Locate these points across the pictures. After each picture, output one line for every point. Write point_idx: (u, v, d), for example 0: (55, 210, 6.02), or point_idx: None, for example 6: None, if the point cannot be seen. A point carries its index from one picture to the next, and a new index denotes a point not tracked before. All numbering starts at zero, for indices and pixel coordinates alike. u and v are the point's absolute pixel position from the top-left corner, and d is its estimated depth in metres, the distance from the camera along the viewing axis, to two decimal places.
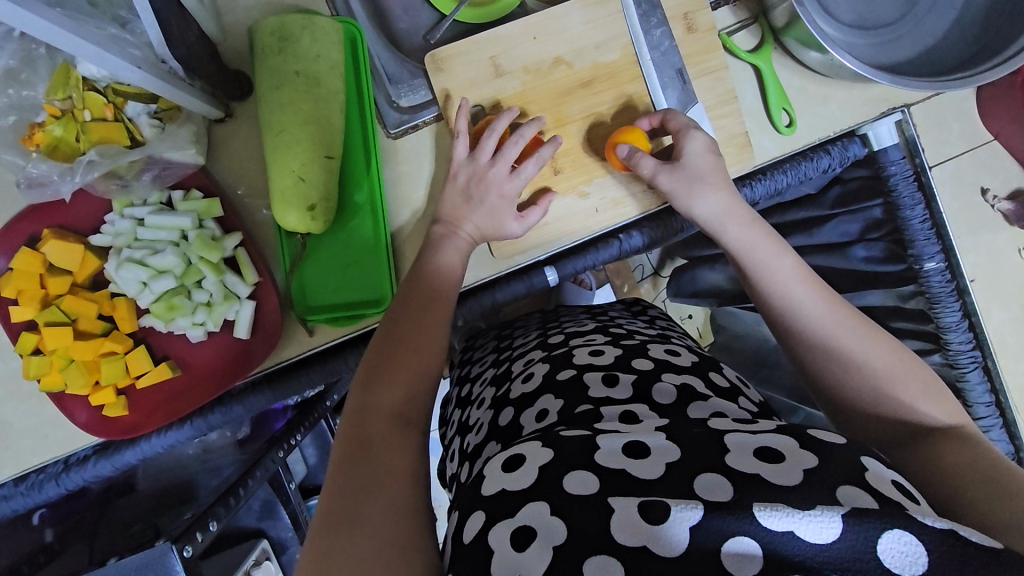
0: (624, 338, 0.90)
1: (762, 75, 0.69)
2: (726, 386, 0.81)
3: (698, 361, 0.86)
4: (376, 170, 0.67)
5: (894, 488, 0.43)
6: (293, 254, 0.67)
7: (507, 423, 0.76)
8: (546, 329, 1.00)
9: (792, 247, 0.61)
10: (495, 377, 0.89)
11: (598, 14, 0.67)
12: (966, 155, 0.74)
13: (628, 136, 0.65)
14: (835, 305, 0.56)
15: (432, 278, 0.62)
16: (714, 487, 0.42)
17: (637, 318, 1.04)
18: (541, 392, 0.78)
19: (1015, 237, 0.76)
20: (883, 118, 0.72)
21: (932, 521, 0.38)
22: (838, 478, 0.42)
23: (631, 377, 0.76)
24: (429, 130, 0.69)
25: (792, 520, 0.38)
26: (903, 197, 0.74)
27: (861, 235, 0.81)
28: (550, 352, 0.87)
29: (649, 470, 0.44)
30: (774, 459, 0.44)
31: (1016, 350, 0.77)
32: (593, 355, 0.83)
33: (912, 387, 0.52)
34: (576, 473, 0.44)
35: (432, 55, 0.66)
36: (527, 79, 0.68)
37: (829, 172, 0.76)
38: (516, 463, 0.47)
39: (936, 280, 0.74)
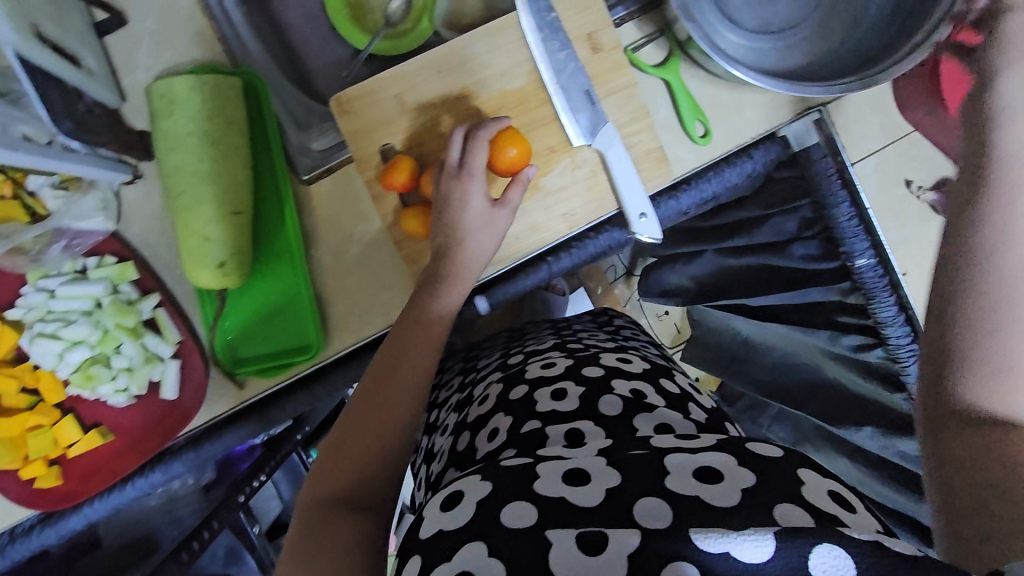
0: (578, 352, 0.89)
1: (671, 88, 0.69)
2: (677, 394, 0.81)
3: (648, 367, 0.85)
4: (291, 217, 0.67)
5: (831, 500, 0.45)
6: (214, 309, 0.66)
7: (464, 448, 0.75)
8: (509, 348, 0.99)
9: None
10: (457, 401, 0.88)
11: (500, 42, 0.67)
12: (888, 149, 0.74)
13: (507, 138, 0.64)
14: None
15: (413, 322, 0.62)
16: (656, 513, 0.42)
17: (600, 330, 1.02)
18: (494, 413, 0.77)
19: (946, 227, 0.74)
20: (801, 118, 0.71)
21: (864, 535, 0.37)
22: (774, 497, 0.43)
23: (579, 389, 0.76)
24: (343, 172, 0.68)
25: (725, 542, 0.38)
26: (828, 195, 0.74)
27: (797, 233, 0.83)
28: (506, 372, 0.87)
29: (589, 498, 0.44)
30: (712, 480, 0.44)
31: None
32: (543, 369, 0.83)
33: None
34: (515, 503, 0.44)
35: (337, 98, 0.66)
36: (434, 113, 0.67)
37: (756, 173, 0.76)
38: (453, 499, 0.46)
39: (869, 275, 0.75)
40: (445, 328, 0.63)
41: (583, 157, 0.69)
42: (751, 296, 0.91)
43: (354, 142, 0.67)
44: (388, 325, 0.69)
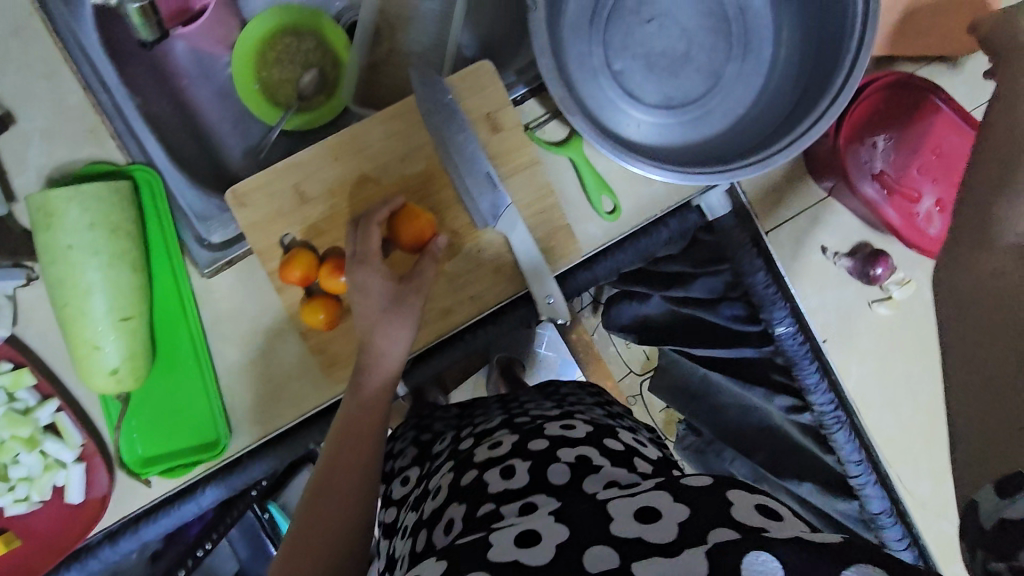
0: (525, 424, 0.79)
1: (576, 164, 0.68)
2: (623, 449, 0.72)
3: (590, 429, 0.75)
4: (192, 312, 0.66)
5: (760, 512, 0.43)
6: (115, 412, 0.65)
7: (420, 549, 0.65)
8: (459, 428, 0.87)
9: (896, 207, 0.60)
10: (409, 497, 0.77)
11: (398, 126, 0.66)
12: (802, 216, 0.72)
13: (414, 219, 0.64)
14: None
15: (360, 402, 0.62)
16: (602, 561, 0.41)
17: (546, 395, 0.93)
18: (448, 504, 0.68)
19: (863, 291, 0.73)
20: (710, 188, 0.70)
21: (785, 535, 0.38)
22: (709, 522, 0.41)
23: (527, 462, 0.68)
24: (244, 264, 0.67)
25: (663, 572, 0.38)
26: (743, 264, 0.72)
27: (725, 292, 0.82)
28: (455, 457, 0.77)
29: (536, 556, 0.43)
30: (651, 517, 0.43)
31: (881, 403, 0.76)
32: (491, 450, 0.73)
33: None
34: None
35: (231, 191, 0.65)
36: (334, 202, 0.66)
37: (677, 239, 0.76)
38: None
39: (789, 342, 0.73)
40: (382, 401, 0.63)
41: (486, 237, 0.68)
42: (692, 345, 0.89)
43: (253, 235, 0.66)
44: (296, 416, 0.68)
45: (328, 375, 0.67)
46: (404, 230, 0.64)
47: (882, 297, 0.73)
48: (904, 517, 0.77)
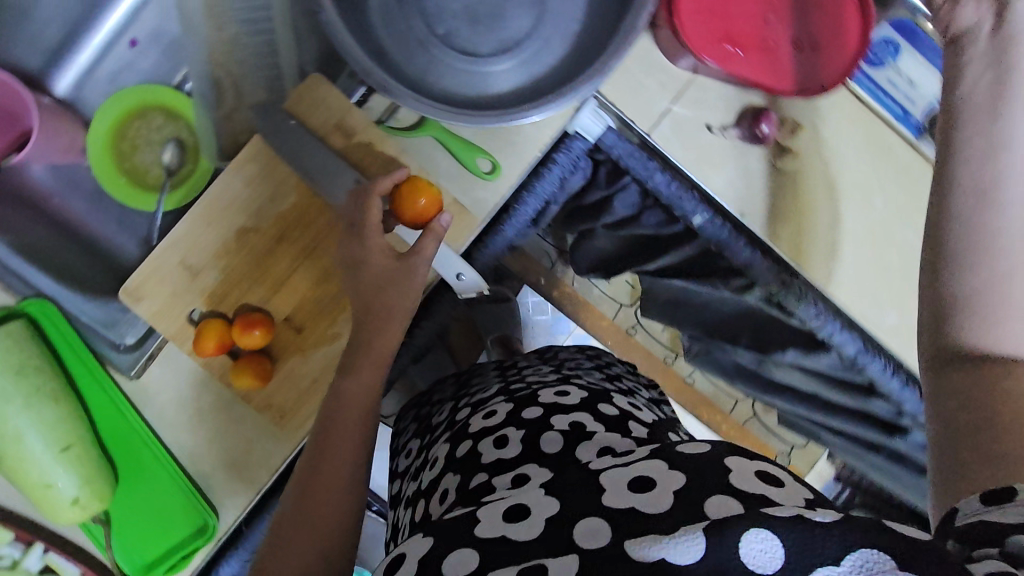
0: (520, 390, 0.77)
1: (439, 140, 0.68)
2: (617, 414, 0.71)
3: (586, 394, 0.73)
4: (135, 416, 0.66)
5: (759, 478, 0.43)
6: (100, 533, 0.66)
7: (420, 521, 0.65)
8: (457, 396, 0.84)
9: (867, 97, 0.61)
10: (410, 467, 0.77)
11: (255, 169, 0.66)
12: (678, 103, 0.71)
13: (419, 187, 0.63)
14: None
15: (320, 445, 0.58)
16: (595, 532, 0.41)
17: (539, 359, 0.92)
18: (442, 475, 0.67)
19: (765, 154, 0.72)
20: (579, 113, 0.70)
21: (784, 512, 0.34)
22: (705, 489, 0.42)
23: (520, 431, 0.66)
24: (164, 353, 0.67)
25: (658, 549, 0.36)
26: (640, 171, 0.73)
27: (643, 203, 0.84)
28: (451, 429, 0.75)
29: (526, 532, 0.44)
30: (646, 487, 0.43)
31: (822, 253, 0.73)
32: (485, 419, 0.72)
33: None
34: (457, 552, 0.44)
35: (124, 291, 0.65)
36: (224, 263, 0.66)
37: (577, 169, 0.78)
38: (398, 561, 0.47)
39: (709, 227, 0.74)
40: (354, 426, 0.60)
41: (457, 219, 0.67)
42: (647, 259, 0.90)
43: (160, 322, 0.66)
44: (271, 475, 0.68)
45: (283, 426, 0.67)
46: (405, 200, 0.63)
47: (783, 153, 0.71)
48: (886, 353, 0.75)
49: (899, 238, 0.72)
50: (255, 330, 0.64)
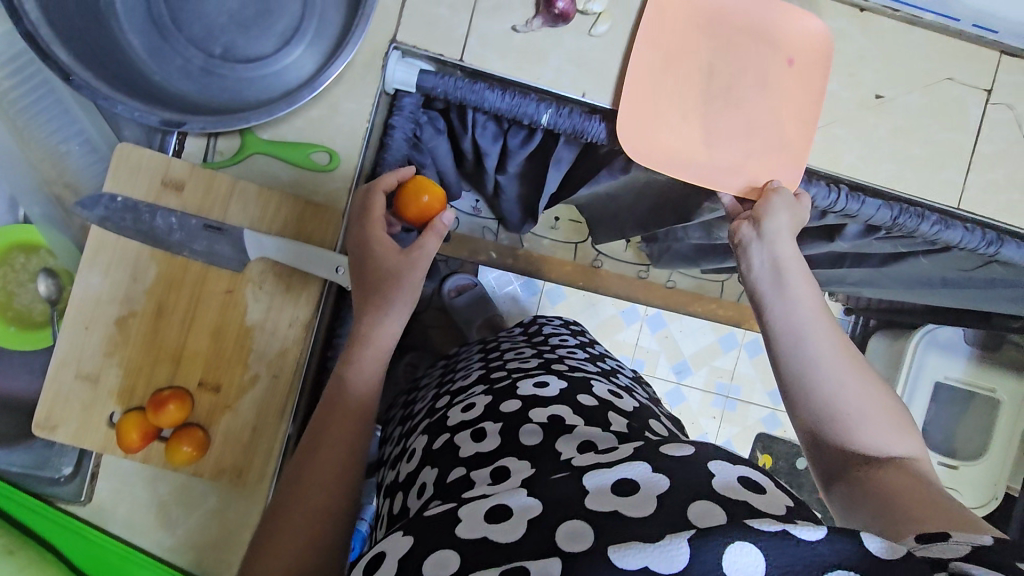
0: (500, 381, 0.76)
1: (265, 152, 0.67)
2: (597, 404, 0.69)
3: (566, 386, 0.72)
4: (103, 536, 0.66)
5: (743, 486, 0.45)
6: None
7: (397, 511, 0.65)
8: (437, 396, 0.86)
9: (751, 130, 0.73)
10: (392, 460, 0.78)
11: (105, 258, 0.65)
12: (475, 20, 0.70)
13: (428, 187, 0.67)
14: (838, 343, 0.58)
15: (298, 494, 0.55)
16: (578, 535, 0.41)
17: (526, 344, 0.94)
18: (419, 470, 0.67)
19: (578, 29, 0.70)
20: (386, 68, 0.69)
21: (768, 525, 0.35)
22: (690, 495, 0.43)
23: (499, 423, 0.65)
24: (103, 468, 0.66)
25: (644, 556, 0.37)
26: (469, 97, 0.70)
27: (503, 129, 0.81)
28: (430, 422, 0.76)
29: (509, 534, 0.44)
30: (627, 492, 0.44)
31: (672, 96, 0.71)
32: (464, 412, 0.71)
33: (887, 432, 0.54)
34: (437, 552, 0.44)
35: (35, 423, 0.63)
36: (119, 357, 0.65)
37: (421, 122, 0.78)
38: (379, 559, 0.47)
39: (560, 122, 0.72)
40: (337, 465, 0.57)
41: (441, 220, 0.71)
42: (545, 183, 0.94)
43: (83, 439, 0.65)
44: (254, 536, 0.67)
45: (240, 486, 0.67)
46: (411, 200, 0.67)
47: (593, 19, 0.70)
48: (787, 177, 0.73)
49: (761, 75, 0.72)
50: (169, 405, 0.63)
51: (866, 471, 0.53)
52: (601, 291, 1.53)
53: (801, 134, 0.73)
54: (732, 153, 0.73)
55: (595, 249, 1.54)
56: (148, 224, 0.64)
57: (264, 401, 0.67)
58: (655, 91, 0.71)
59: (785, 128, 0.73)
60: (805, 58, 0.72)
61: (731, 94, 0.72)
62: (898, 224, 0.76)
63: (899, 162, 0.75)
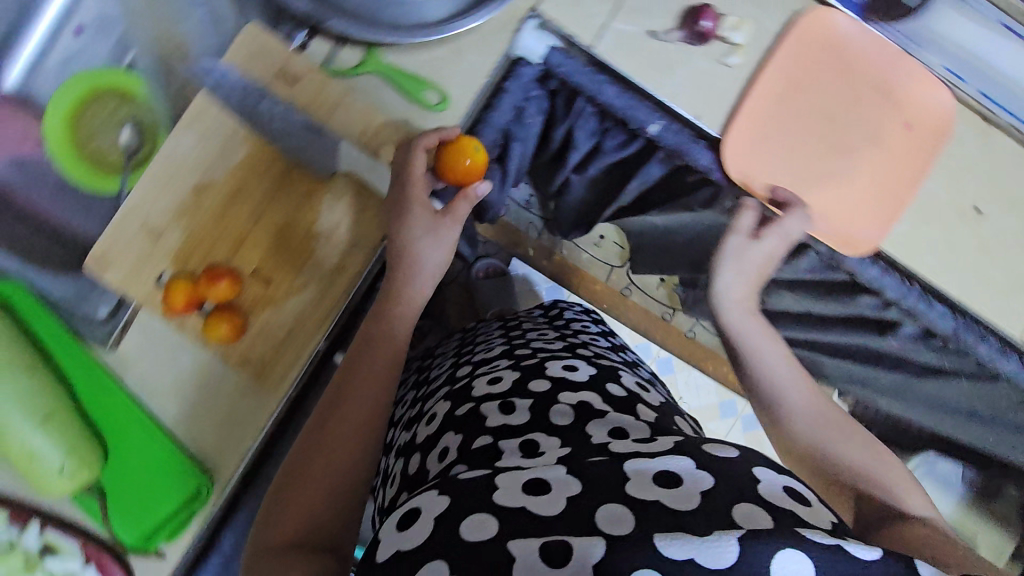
0: (527, 358, 0.78)
1: (384, 75, 0.69)
2: (625, 395, 0.70)
3: (595, 372, 0.74)
4: (117, 387, 0.67)
5: (788, 495, 0.49)
6: (98, 506, 0.67)
7: (414, 472, 0.66)
8: (457, 363, 0.87)
9: (852, 179, 0.73)
10: (406, 418, 0.79)
11: (202, 125, 0.66)
12: (618, 16, 0.71)
13: (471, 151, 0.66)
14: (836, 412, 0.64)
15: (335, 424, 0.58)
16: (618, 518, 0.45)
17: (550, 325, 0.95)
18: (442, 432, 0.68)
19: (710, 56, 0.71)
20: (521, 33, 0.70)
21: (822, 540, 0.41)
22: (731, 497, 0.47)
23: (529, 400, 0.66)
24: (139, 321, 0.67)
25: (690, 548, 0.41)
26: (588, 86, 0.72)
27: (602, 126, 0.81)
28: (453, 389, 0.76)
29: (549, 507, 0.47)
30: (671, 485, 0.48)
31: (778, 139, 0.72)
32: (490, 385, 0.72)
33: (910, 489, 0.59)
34: (473, 515, 0.47)
35: (90, 257, 0.65)
36: (185, 223, 0.66)
37: (528, 96, 0.79)
38: (412, 514, 0.50)
39: (668, 136, 0.73)
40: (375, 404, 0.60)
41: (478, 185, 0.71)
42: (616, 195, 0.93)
43: (131, 289, 0.66)
44: (259, 433, 0.69)
45: (264, 380, 0.68)
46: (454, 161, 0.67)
47: (728, 49, 0.71)
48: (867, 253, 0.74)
49: (877, 133, 0.73)
50: (222, 280, 0.64)
51: (879, 521, 0.57)
52: (622, 319, 1.54)
53: (897, 198, 0.73)
54: (841, 202, 0.73)
55: (628, 277, 1.55)
56: (254, 107, 0.66)
57: (308, 306, 0.67)
58: (777, 109, 0.72)
59: (896, 190, 0.73)
60: (921, 128, 0.73)
61: (845, 139, 0.73)
62: (957, 337, 0.76)
63: (977, 276, 0.75)
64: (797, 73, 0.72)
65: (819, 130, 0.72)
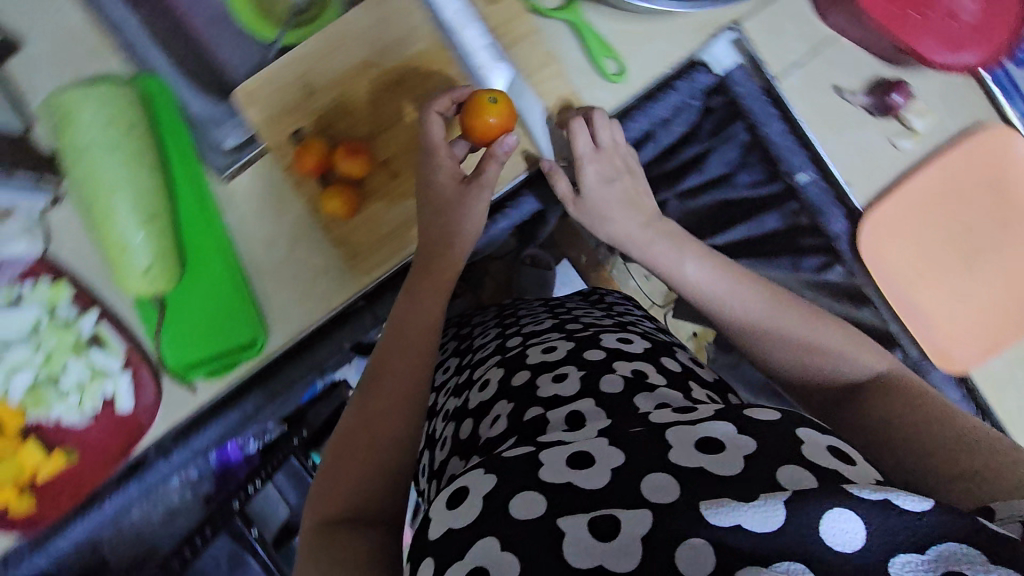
0: (581, 329, 0.72)
1: (576, 27, 0.67)
2: (680, 370, 0.64)
3: (648, 345, 0.67)
4: (216, 219, 0.67)
5: (832, 458, 0.44)
6: (155, 321, 0.66)
7: (465, 438, 0.62)
8: (503, 328, 0.81)
9: (982, 303, 0.72)
10: (454, 385, 0.75)
11: (393, 7, 0.66)
12: (814, 59, 0.70)
13: (487, 107, 0.62)
14: (781, 304, 0.62)
15: (388, 378, 0.57)
16: (661, 486, 0.41)
17: (595, 307, 0.86)
18: (493, 400, 0.63)
19: (886, 130, 0.71)
20: (714, 40, 0.69)
21: (868, 493, 0.36)
22: (774, 462, 0.42)
23: (580, 370, 0.61)
24: (261, 164, 0.67)
25: (736, 514, 0.37)
26: (758, 115, 0.73)
27: (742, 160, 0.80)
28: (504, 356, 0.70)
29: (594, 480, 0.42)
30: (713, 447, 0.43)
31: (918, 233, 0.72)
32: (544, 351, 0.67)
33: (850, 349, 0.59)
34: (524, 491, 0.42)
35: (241, 90, 0.66)
36: (342, 91, 0.66)
37: (687, 107, 0.74)
38: (460, 494, 0.44)
39: (813, 190, 0.74)
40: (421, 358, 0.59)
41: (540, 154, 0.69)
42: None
43: (266, 132, 0.66)
44: (328, 313, 0.70)
45: (355, 268, 0.69)
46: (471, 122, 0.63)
47: (904, 133, 0.71)
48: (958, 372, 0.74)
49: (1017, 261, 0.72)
50: (357, 158, 0.65)
51: (857, 396, 0.56)
52: None
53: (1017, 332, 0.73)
54: (950, 316, 0.73)
55: None
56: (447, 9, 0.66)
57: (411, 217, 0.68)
58: (919, 219, 0.72)
59: (1007, 325, 0.73)
60: None
61: (983, 261, 0.72)
62: None
63: None
64: (950, 183, 0.71)
65: (958, 248, 0.72)
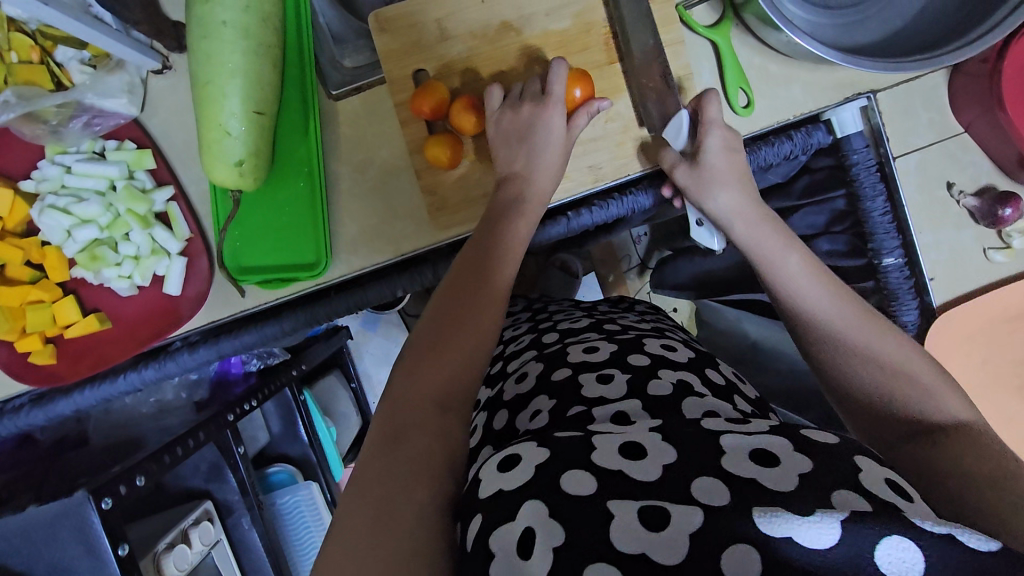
0: (625, 332, 0.64)
1: (719, 51, 0.67)
2: (725, 385, 0.56)
3: (694, 356, 0.59)
4: (314, 130, 0.66)
5: (889, 490, 0.37)
6: (224, 216, 0.65)
7: (500, 429, 0.55)
8: (538, 325, 0.73)
9: (1014, 425, 0.77)
10: (489, 375, 0.67)
11: None
12: (933, 147, 0.72)
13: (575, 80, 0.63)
14: (845, 301, 0.53)
15: (464, 312, 0.52)
16: (711, 490, 0.36)
17: (627, 309, 0.78)
18: (533, 394, 0.56)
19: (980, 236, 0.73)
20: (847, 103, 0.68)
21: (932, 525, 0.33)
22: (830, 481, 0.36)
23: (625, 373, 0.53)
24: (372, 92, 0.67)
25: (789, 527, 0.33)
26: (864, 187, 0.71)
27: (827, 227, 0.77)
28: (542, 351, 0.63)
29: (647, 471, 0.38)
30: (769, 461, 0.38)
31: (986, 336, 0.75)
32: (585, 349, 0.59)
33: (929, 381, 0.48)
34: (576, 469, 0.39)
35: (376, 15, 0.64)
36: (474, 44, 0.65)
37: (794, 159, 0.73)
38: (511, 461, 0.41)
39: (894, 275, 0.72)
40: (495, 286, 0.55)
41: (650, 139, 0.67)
42: (738, 291, 0.93)
43: (387, 63, 0.65)
44: (395, 256, 0.69)
45: (433, 220, 0.67)
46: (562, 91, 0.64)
47: (999, 246, 0.72)
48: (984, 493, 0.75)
49: None
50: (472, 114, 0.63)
51: (929, 433, 0.45)
52: None
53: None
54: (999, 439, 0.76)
55: None
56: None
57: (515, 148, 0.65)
58: (980, 339, 0.75)
59: None
60: None
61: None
62: None
63: None
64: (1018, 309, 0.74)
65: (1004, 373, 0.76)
